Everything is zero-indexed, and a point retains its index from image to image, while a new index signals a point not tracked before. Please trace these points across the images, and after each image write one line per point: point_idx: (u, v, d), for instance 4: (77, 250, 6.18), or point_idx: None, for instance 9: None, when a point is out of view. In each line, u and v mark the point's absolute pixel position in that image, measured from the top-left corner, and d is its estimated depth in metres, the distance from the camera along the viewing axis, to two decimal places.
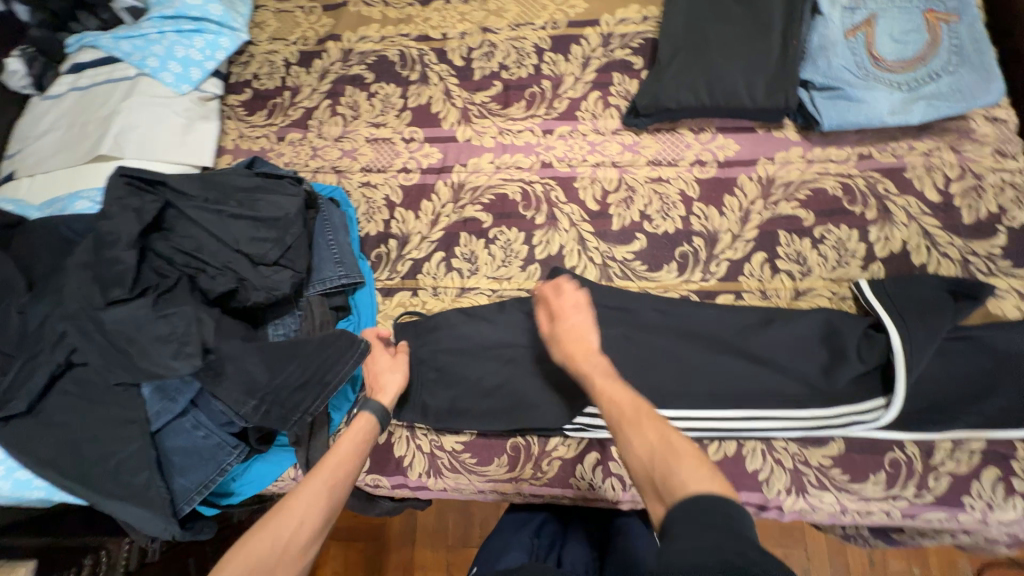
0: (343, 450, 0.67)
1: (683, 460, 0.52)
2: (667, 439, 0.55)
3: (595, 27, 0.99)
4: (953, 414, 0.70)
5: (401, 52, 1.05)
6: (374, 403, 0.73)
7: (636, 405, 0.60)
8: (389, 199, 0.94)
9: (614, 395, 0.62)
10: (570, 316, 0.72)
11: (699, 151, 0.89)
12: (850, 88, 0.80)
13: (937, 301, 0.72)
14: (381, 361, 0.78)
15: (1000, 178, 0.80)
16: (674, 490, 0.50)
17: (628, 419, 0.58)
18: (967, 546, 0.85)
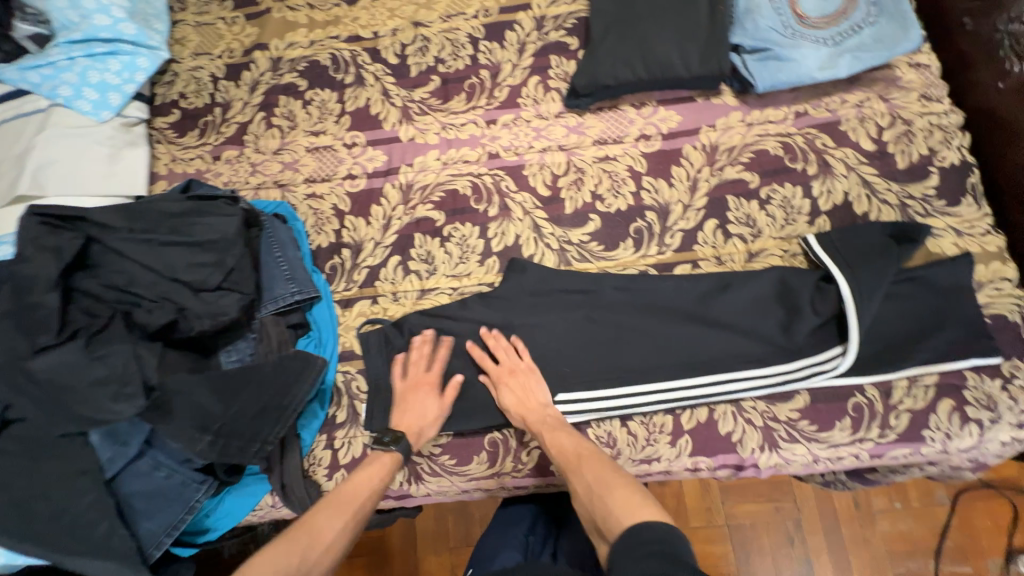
0: (368, 484, 0.71)
1: (615, 494, 0.63)
2: (605, 477, 0.65)
3: (527, 11, 0.98)
4: (906, 353, 0.73)
5: (333, 55, 1.01)
6: (408, 446, 0.74)
7: (576, 451, 0.69)
8: (337, 207, 0.92)
9: (561, 445, 0.71)
10: (507, 384, 0.76)
11: (643, 126, 0.89)
12: (778, 48, 0.81)
13: (881, 247, 0.74)
14: (430, 409, 0.76)
15: (928, 122, 0.82)
16: (609, 522, 0.60)
17: (572, 464, 0.68)
18: (937, 476, 0.89)
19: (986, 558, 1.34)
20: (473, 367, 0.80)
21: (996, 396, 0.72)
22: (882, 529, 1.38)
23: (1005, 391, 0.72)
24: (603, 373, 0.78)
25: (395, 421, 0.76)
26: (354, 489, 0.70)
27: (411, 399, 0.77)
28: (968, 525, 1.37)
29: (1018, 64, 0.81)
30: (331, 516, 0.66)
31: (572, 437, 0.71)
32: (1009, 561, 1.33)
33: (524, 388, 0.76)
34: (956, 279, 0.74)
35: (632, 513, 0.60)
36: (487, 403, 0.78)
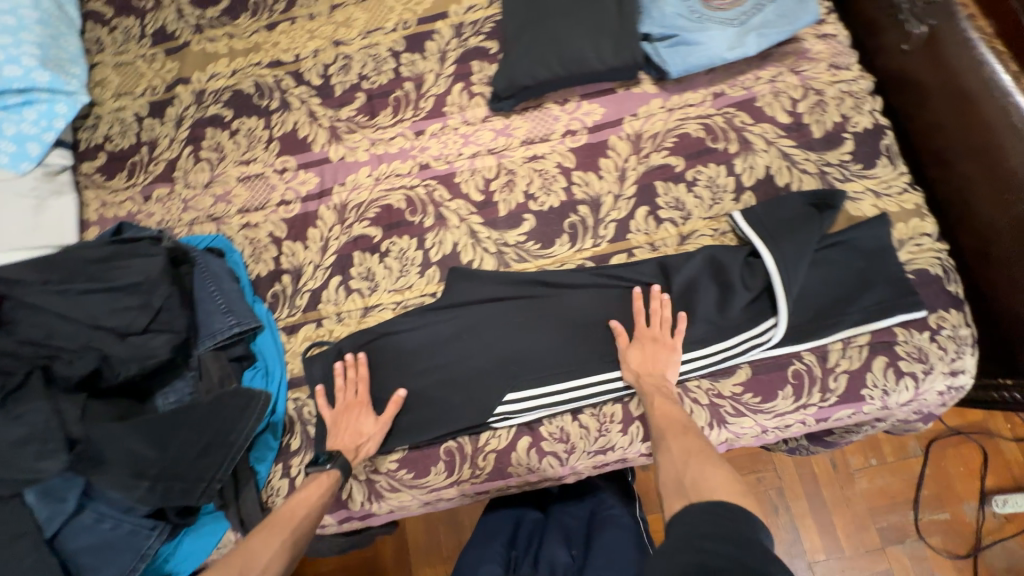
0: (305, 503, 0.70)
1: (711, 469, 0.60)
2: (699, 451, 0.63)
3: (445, 20, 0.98)
4: (837, 316, 0.75)
5: (256, 82, 1.00)
6: (346, 462, 0.74)
7: (683, 424, 0.67)
8: (273, 234, 0.91)
9: (668, 411, 0.70)
10: (637, 348, 0.75)
11: (568, 122, 0.90)
12: (686, 33, 0.83)
13: (803, 216, 0.77)
14: (365, 425, 0.77)
15: (839, 89, 0.85)
16: (696, 490, 0.58)
17: (673, 431, 0.67)
18: (892, 431, 0.91)
19: (963, 503, 1.38)
20: (422, 379, 0.80)
21: (926, 348, 0.75)
22: (862, 487, 1.41)
23: (935, 341, 0.75)
24: (551, 371, 0.78)
25: (331, 443, 0.77)
26: (293, 509, 0.69)
27: (344, 419, 0.77)
28: (942, 473, 1.41)
29: (920, 26, 0.87)
30: (267, 536, 0.65)
31: (674, 411, 0.69)
32: (984, 503, 1.37)
33: (649, 356, 0.74)
34: (877, 239, 0.76)
35: (716, 488, 0.57)
36: (440, 413, 0.78)
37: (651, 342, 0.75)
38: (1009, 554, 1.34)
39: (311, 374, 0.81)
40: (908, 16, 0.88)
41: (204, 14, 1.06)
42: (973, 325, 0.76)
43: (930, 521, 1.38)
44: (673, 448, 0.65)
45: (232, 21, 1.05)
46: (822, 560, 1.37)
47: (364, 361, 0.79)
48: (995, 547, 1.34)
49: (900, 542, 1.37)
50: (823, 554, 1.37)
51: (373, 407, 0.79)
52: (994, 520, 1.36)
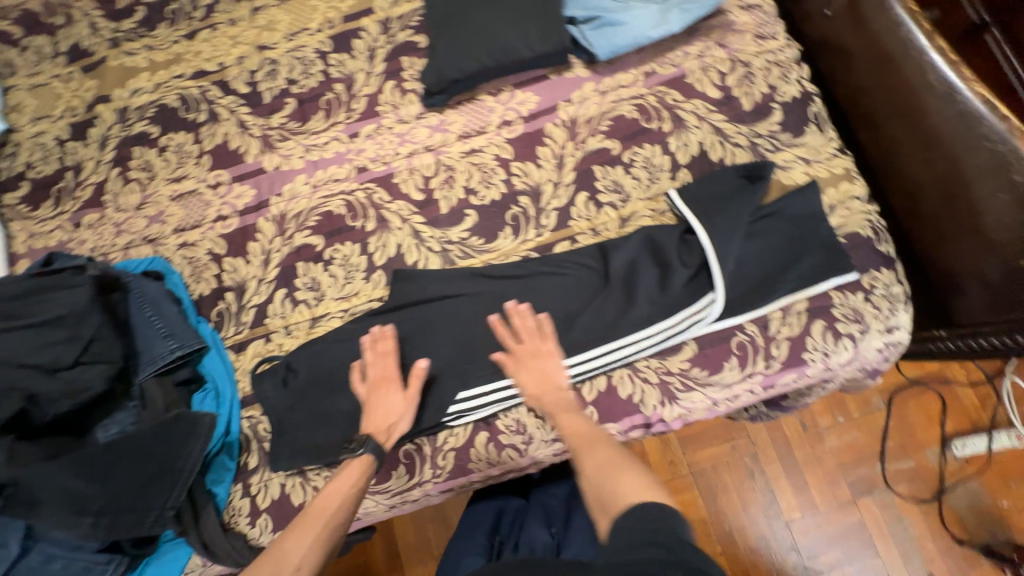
0: (338, 493, 0.69)
1: (624, 475, 0.61)
2: (613, 459, 0.63)
3: (371, 16, 0.96)
4: (774, 286, 0.77)
5: (181, 95, 0.97)
6: (378, 445, 0.72)
7: (590, 434, 0.68)
8: (213, 252, 0.89)
9: (571, 426, 0.70)
10: (524, 368, 0.74)
11: (503, 113, 0.89)
12: (609, 14, 0.82)
13: (737, 190, 0.78)
14: (394, 401, 0.75)
15: (766, 60, 0.85)
16: (616, 501, 0.58)
17: (583, 445, 0.66)
18: (846, 389, 0.94)
19: (926, 449, 1.44)
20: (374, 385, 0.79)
21: (861, 309, 0.77)
22: (831, 444, 1.47)
23: (869, 301, 0.77)
24: (502, 365, 0.78)
25: (364, 424, 0.75)
26: (326, 499, 0.69)
27: (375, 398, 0.75)
28: (905, 423, 1.47)
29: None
30: (300, 530, 0.65)
31: (578, 423, 0.70)
32: (945, 447, 1.44)
33: (540, 369, 0.74)
34: (808, 207, 0.78)
35: (635, 492, 0.58)
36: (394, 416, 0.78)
37: (538, 357, 0.75)
38: (970, 493, 1.41)
39: (260, 391, 0.80)
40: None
41: (120, 27, 1.02)
42: (905, 283, 0.79)
43: (896, 470, 1.44)
44: (586, 462, 0.64)
45: (150, 32, 1.01)
46: (798, 517, 1.42)
47: (391, 333, 0.78)
48: (958, 488, 1.41)
49: (869, 493, 1.43)
50: (798, 512, 1.43)
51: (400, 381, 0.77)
52: (955, 462, 1.43)
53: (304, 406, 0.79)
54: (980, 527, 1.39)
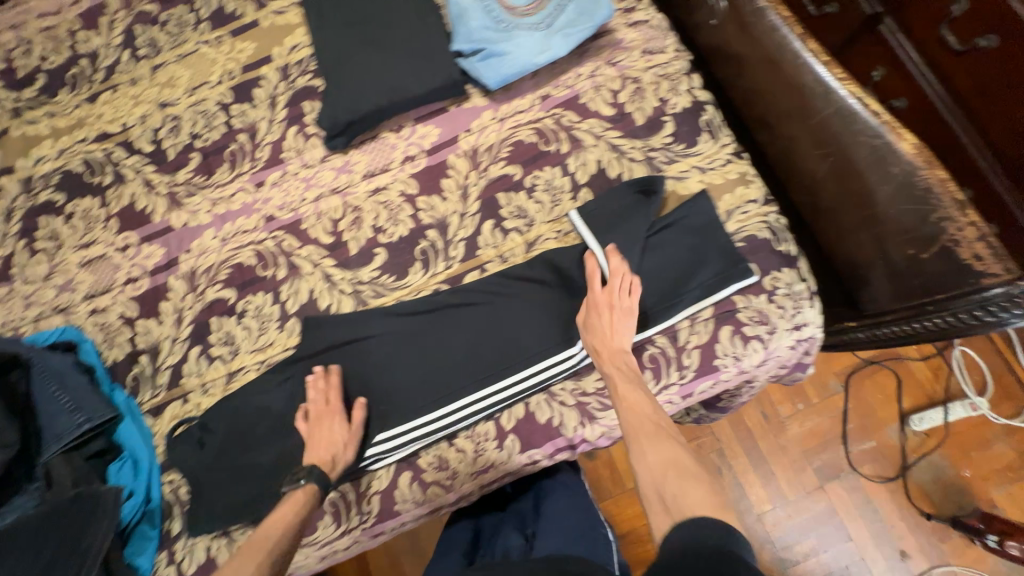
0: (282, 520, 0.69)
1: (689, 480, 0.58)
2: (676, 460, 0.61)
3: (270, 64, 0.97)
4: (679, 296, 0.77)
5: (85, 159, 0.96)
6: (321, 475, 0.71)
7: (655, 422, 0.66)
8: (124, 315, 0.87)
9: (635, 406, 0.68)
10: (592, 319, 0.74)
11: (405, 148, 0.90)
12: (493, 46, 0.84)
13: (630, 207, 0.80)
14: (338, 434, 0.75)
15: (654, 74, 0.87)
16: (676, 505, 0.56)
17: (645, 434, 0.65)
18: (784, 382, 0.95)
19: (887, 427, 1.45)
20: (293, 437, 0.78)
21: (766, 309, 0.78)
22: (795, 432, 1.47)
23: (772, 302, 0.78)
24: (419, 402, 0.77)
25: (307, 456, 0.74)
26: (269, 531, 0.69)
27: (318, 430, 0.75)
28: (864, 404, 1.48)
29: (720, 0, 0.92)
30: (240, 563, 0.65)
31: (638, 406, 0.68)
32: (905, 424, 1.45)
33: (599, 325, 0.73)
34: (705, 215, 0.79)
35: (695, 504, 0.55)
36: None
37: (609, 307, 0.74)
38: (935, 466, 1.42)
39: (176, 455, 0.78)
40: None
41: (21, 96, 1.01)
42: (808, 278, 0.80)
43: (859, 452, 1.44)
44: (647, 455, 0.63)
45: (51, 99, 1.00)
46: (770, 509, 1.42)
47: (338, 370, 0.79)
48: (921, 463, 1.42)
49: (836, 477, 1.43)
50: (769, 504, 1.43)
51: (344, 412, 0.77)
52: (915, 437, 1.44)
53: (223, 464, 0.78)
54: (947, 500, 1.40)
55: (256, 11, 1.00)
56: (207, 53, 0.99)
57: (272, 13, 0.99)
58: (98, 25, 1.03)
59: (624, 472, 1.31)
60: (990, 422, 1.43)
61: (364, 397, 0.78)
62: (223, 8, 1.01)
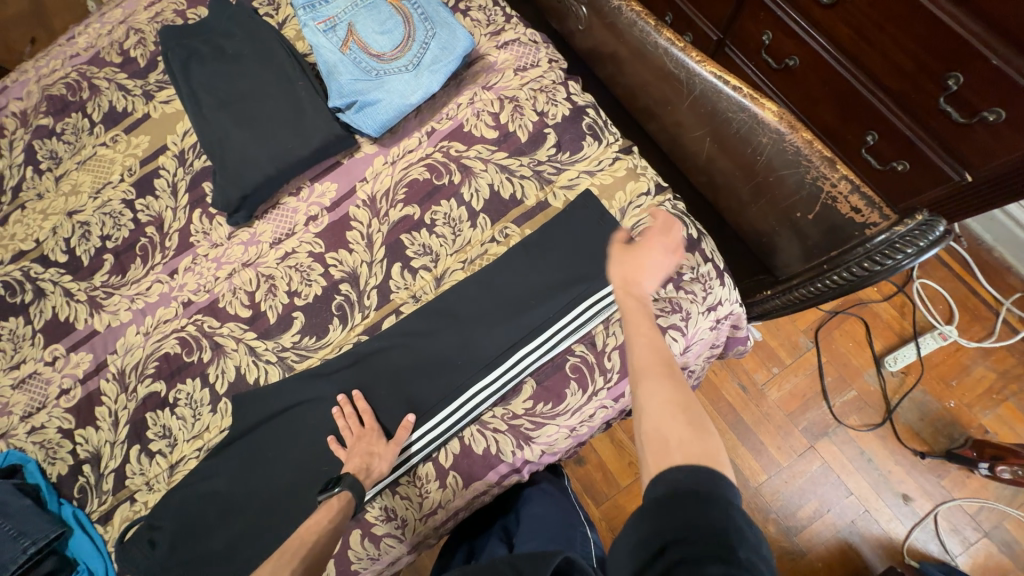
0: (316, 528, 0.67)
1: (685, 424, 0.53)
2: (687, 403, 0.55)
3: (166, 153, 0.99)
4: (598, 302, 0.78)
5: (4, 281, 0.97)
6: (354, 482, 0.70)
7: (660, 360, 0.59)
8: (62, 428, 0.87)
9: (640, 345, 0.61)
10: (631, 256, 0.71)
11: (307, 209, 0.91)
12: (367, 94, 0.87)
13: (554, 223, 0.82)
14: (377, 446, 0.74)
15: (530, 90, 0.90)
16: (666, 449, 0.51)
17: (659, 373, 0.58)
18: (729, 353, 0.95)
19: (863, 374, 1.36)
20: (239, 519, 0.77)
21: (676, 298, 0.78)
22: (775, 398, 1.36)
23: (681, 289, 0.79)
24: None
25: (344, 465, 0.74)
26: (304, 535, 0.66)
27: (355, 450, 0.73)
28: (837, 354, 1.39)
29: (581, 7, 0.96)
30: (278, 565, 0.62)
31: (656, 344, 0.61)
32: (880, 366, 1.36)
33: (643, 265, 0.70)
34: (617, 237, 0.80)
35: (699, 451, 0.50)
36: (262, 545, 0.76)
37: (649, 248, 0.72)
38: (918, 404, 1.33)
39: (126, 561, 0.77)
40: (572, 2, 0.98)
41: None
42: (713, 258, 0.81)
43: (842, 404, 1.34)
44: (655, 395, 0.56)
45: None
46: (766, 480, 1.30)
47: (360, 395, 0.78)
48: (905, 403, 1.33)
49: (825, 434, 1.33)
50: (764, 474, 1.30)
51: (382, 430, 0.77)
52: (894, 378, 1.36)
53: (176, 559, 0.77)
54: (938, 435, 1.30)
55: (146, 103, 1.03)
56: (105, 153, 1.01)
57: (160, 103, 1.02)
58: None
59: (617, 472, 1.24)
60: (964, 348, 1.36)
61: (412, 413, 0.77)
62: (114, 107, 1.03)
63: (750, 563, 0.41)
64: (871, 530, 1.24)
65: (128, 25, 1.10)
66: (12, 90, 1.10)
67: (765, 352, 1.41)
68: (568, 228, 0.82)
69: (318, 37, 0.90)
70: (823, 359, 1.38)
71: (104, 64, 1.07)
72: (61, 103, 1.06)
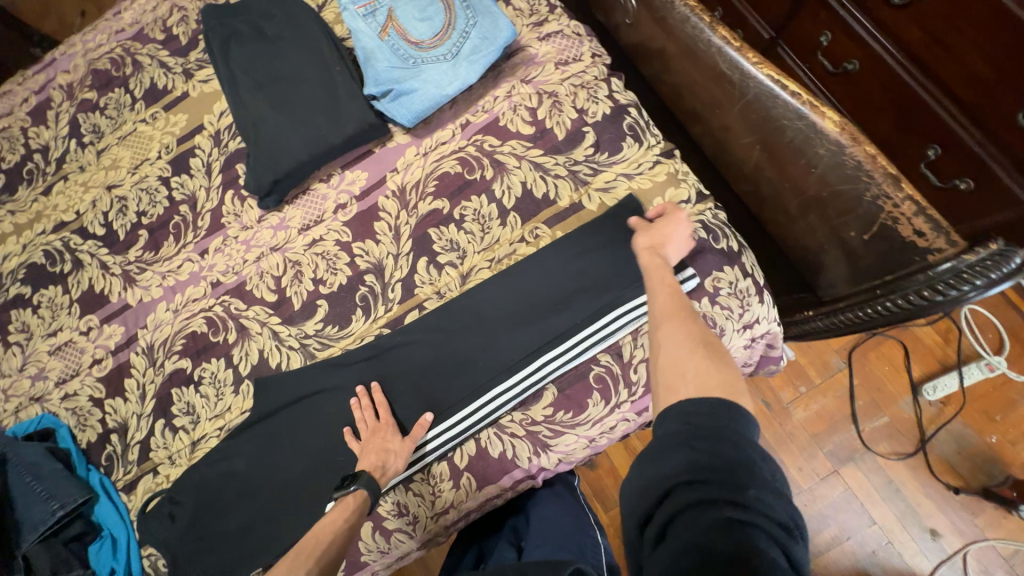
0: (332, 524, 0.67)
1: (705, 359, 0.55)
2: (706, 345, 0.57)
3: (203, 133, 1.00)
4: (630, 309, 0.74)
5: (46, 250, 1.00)
6: (371, 481, 0.69)
7: (679, 306, 0.63)
8: (93, 397, 0.90)
9: (662, 291, 0.65)
10: (656, 224, 0.73)
11: (336, 197, 0.91)
12: (403, 83, 0.85)
13: (589, 226, 0.79)
14: (393, 443, 0.73)
15: (571, 85, 0.86)
16: (682, 378, 0.53)
17: (680, 318, 0.61)
18: (761, 371, 0.90)
19: (898, 401, 1.29)
20: (255, 500, 0.79)
21: (711, 313, 0.75)
22: (801, 417, 1.31)
23: (717, 304, 0.75)
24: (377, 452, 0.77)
25: (359, 462, 0.73)
26: (318, 535, 0.67)
27: (371, 445, 0.73)
28: (872, 378, 1.32)
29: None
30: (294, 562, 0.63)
31: (676, 296, 0.64)
32: (918, 394, 1.29)
33: (664, 234, 0.72)
34: None
35: (714, 381, 0.52)
36: (276, 528, 0.77)
37: (673, 221, 0.73)
38: (956, 436, 1.26)
39: (147, 532, 0.80)
40: None
41: None
42: (753, 273, 0.77)
43: (873, 430, 1.28)
44: (673, 334, 0.59)
45: (11, 196, 1.05)
46: None
47: (377, 388, 0.77)
48: (941, 434, 1.26)
49: (852, 459, 1.27)
50: None
51: (399, 426, 0.76)
52: (932, 408, 1.28)
53: (194, 533, 0.79)
54: (976, 471, 1.23)
55: (185, 82, 1.03)
56: (144, 130, 1.02)
57: (199, 82, 1.02)
58: (46, 119, 1.08)
59: None
60: (1013, 381, 1.27)
61: (430, 412, 0.76)
62: (155, 84, 1.05)
63: (759, 502, 0.42)
64: (893, 563, 1.19)
65: (172, 2, 1.10)
66: (60, 63, 1.12)
67: (794, 370, 1.35)
68: (605, 232, 0.78)
69: (357, 21, 0.88)
70: (857, 381, 1.32)
71: (148, 40, 1.08)
72: (106, 78, 1.07)
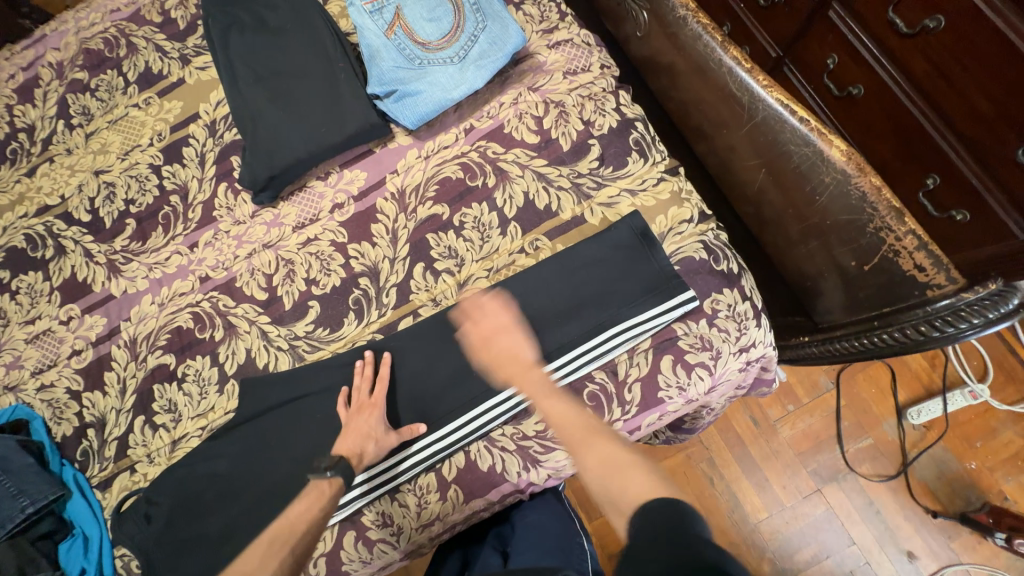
0: (306, 514, 0.67)
1: (625, 470, 0.57)
2: (617, 454, 0.60)
3: (197, 122, 0.97)
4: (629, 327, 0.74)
5: (27, 234, 0.96)
6: (347, 467, 0.69)
7: (575, 422, 0.66)
8: (70, 389, 0.87)
9: (559, 417, 0.67)
10: (495, 339, 0.74)
11: (333, 196, 0.89)
12: (408, 85, 0.83)
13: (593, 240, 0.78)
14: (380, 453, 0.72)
15: (578, 96, 0.85)
16: (620, 502, 0.54)
17: (584, 437, 0.64)
18: (756, 391, 0.89)
19: (883, 423, 1.31)
20: (234, 503, 0.76)
21: (707, 335, 0.74)
22: (787, 436, 1.32)
23: (714, 326, 0.75)
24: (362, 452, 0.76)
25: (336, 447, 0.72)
26: (292, 526, 0.66)
27: (354, 420, 0.73)
28: (859, 401, 1.33)
29: (642, 12, 0.91)
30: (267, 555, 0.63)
31: (569, 414, 0.67)
32: (902, 418, 1.30)
33: (510, 344, 0.73)
34: (660, 270, 0.75)
35: (640, 486, 0.54)
36: (254, 534, 0.75)
37: (506, 332, 0.74)
38: (937, 460, 1.27)
39: (120, 532, 0.77)
40: (632, 6, 0.92)
41: None
42: (752, 297, 0.77)
43: (857, 451, 1.29)
44: (592, 457, 0.61)
45: None
46: (766, 518, 1.26)
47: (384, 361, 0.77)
48: (923, 458, 1.27)
49: (835, 479, 1.28)
50: (766, 513, 1.26)
51: (390, 416, 0.75)
52: (915, 432, 1.30)
53: (171, 535, 0.76)
54: (954, 496, 1.25)
55: (182, 68, 1.00)
56: (136, 115, 0.99)
57: (196, 69, 0.99)
58: (33, 98, 1.04)
59: None
60: (994, 410, 1.29)
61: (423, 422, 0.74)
62: (150, 68, 1.01)
63: None
64: None
65: None
66: (50, 39, 1.08)
67: (783, 390, 1.35)
68: (609, 246, 0.77)
69: (363, 18, 0.86)
70: (845, 399, 1.33)
71: (144, 22, 1.05)
72: (98, 58, 1.04)
